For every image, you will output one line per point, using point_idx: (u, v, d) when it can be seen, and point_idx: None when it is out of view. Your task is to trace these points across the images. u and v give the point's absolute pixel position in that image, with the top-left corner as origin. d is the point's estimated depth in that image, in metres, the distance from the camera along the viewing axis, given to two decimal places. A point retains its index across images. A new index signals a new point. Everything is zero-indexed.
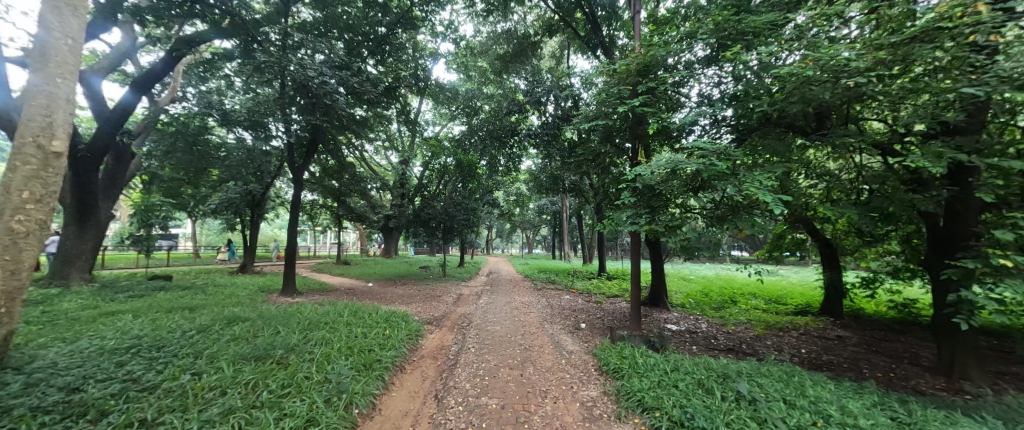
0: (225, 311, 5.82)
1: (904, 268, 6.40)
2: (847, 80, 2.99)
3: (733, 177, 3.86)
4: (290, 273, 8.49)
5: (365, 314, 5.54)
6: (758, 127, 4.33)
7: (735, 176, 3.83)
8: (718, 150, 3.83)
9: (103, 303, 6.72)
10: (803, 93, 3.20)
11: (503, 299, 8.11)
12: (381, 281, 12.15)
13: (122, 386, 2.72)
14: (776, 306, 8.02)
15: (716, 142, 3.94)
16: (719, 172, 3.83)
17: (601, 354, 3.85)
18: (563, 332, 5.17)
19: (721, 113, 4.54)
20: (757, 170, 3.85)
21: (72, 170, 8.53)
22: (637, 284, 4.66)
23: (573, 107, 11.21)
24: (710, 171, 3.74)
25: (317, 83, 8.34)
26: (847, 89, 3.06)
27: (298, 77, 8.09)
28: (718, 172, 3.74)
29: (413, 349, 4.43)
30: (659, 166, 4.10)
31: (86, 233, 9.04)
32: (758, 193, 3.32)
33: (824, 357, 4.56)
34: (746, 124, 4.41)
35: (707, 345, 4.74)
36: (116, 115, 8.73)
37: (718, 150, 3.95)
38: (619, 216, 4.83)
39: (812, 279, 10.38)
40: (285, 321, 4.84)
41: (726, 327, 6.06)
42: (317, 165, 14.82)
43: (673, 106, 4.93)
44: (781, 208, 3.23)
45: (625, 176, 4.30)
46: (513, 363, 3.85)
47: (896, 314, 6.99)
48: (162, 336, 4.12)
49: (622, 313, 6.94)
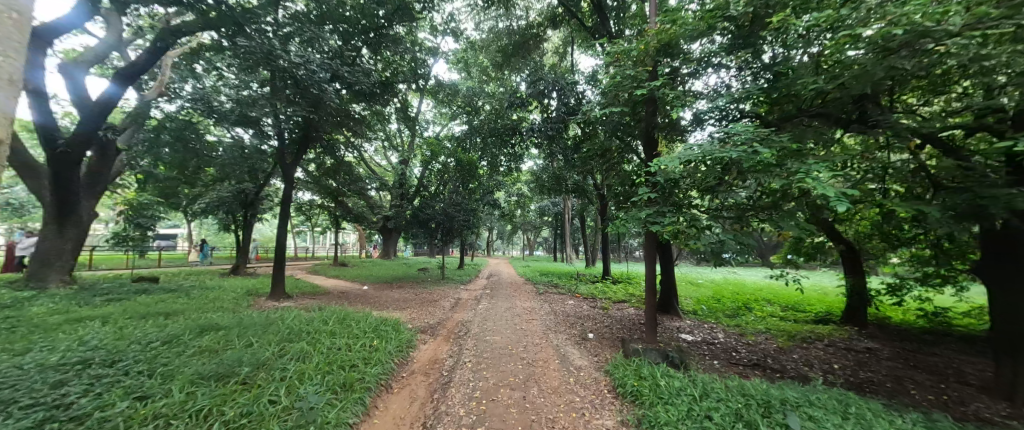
0: (202, 318, 5.37)
1: (934, 273, 5.94)
2: (936, 45, 2.59)
3: (777, 168, 3.36)
4: (280, 275, 8.06)
5: (353, 322, 5.09)
6: (792, 114, 3.94)
7: (779, 167, 3.35)
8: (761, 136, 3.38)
9: (76, 308, 6.27)
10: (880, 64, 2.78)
11: (503, 304, 7.66)
12: (377, 284, 11.72)
13: (44, 415, 2.27)
14: (794, 313, 7.54)
15: (757, 128, 3.50)
16: (760, 162, 3.36)
17: (614, 374, 3.37)
18: (569, 344, 4.71)
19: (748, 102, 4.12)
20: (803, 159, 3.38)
21: (51, 165, 8.07)
22: (651, 292, 4.16)
23: (577, 104, 10.84)
24: (754, 160, 3.23)
25: (304, 72, 7.85)
26: (929, 57, 2.67)
27: (286, 67, 7.63)
28: (761, 161, 3.25)
29: (403, 363, 3.98)
30: (689, 155, 3.60)
31: (66, 233, 8.64)
32: (819, 186, 2.84)
33: (861, 374, 4.09)
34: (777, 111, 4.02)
35: (732, 360, 4.25)
36: (98, 108, 8.29)
37: (757, 135, 3.50)
38: (633, 215, 4.38)
39: (827, 284, 9.88)
40: (264, 331, 4.39)
41: (747, 338, 5.55)
42: (313, 164, 14.43)
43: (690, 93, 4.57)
44: (845, 205, 2.79)
45: (650, 165, 3.77)
46: (514, 383, 3.37)
47: (926, 323, 6.49)
48: (120, 348, 3.66)
49: (631, 321, 6.48)
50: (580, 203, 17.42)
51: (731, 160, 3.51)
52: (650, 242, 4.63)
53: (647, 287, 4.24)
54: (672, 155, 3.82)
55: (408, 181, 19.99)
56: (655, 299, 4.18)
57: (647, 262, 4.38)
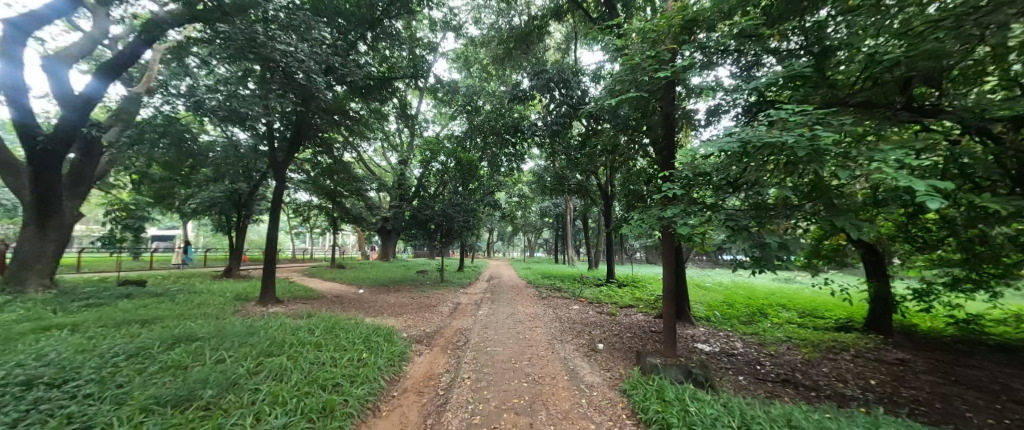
0: (181, 325, 4.99)
1: (966, 278, 5.54)
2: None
3: (839, 155, 2.86)
4: (270, 278, 7.68)
5: (344, 330, 4.72)
6: (837, 98, 3.49)
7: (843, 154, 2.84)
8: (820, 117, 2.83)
9: (48, 315, 5.85)
10: (963, 24, 2.52)
11: (504, 309, 7.26)
12: (373, 287, 11.34)
13: None
14: (811, 319, 7.14)
15: (811, 108, 2.99)
16: (818, 147, 2.82)
17: (633, 396, 2.98)
18: (577, 356, 4.30)
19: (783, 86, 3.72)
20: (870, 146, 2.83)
21: (30, 163, 7.70)
22: (669, 300, 3.77)
23: (581, 101, 10.50)
24: (814, 144, 2.68)
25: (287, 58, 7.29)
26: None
27: (271, 55, 7.13)
28: (823, 147, 2.71)
29: (394, 380, 3.57)
30: (730, 141, 3.13)
31: (46, 235, 8.25)
32: (905, 174, 2.34)
33: (905, 393, 3.67)
34: (817, 95, 3.57)
35: (759, 376, 3.86)
36: (79, 103, 7.90)
37: (813, 117, 2.96)
38: (649, 215, 4.00)
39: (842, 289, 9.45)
40: (243, 342, 4.01)
41: (768, 349, 5.14)
42: (309, 163, 14.08)
43: (711, 83, 4.28)
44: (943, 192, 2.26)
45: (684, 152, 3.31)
46: (519, 406, 2.96)
47: (958, 331, 6.07)
48: (78, 364, 3.28)
49: (642, 328, 6.07)
50: (582, 204, 17.03)
51: (780, 147, 3.03)
52: (667, 244, 4.20)
53: (665, 294, 3.85)
54: (708, 143, 3.34)
55: (407, 181, 19.62)
56: (674, 308, 3.79)
57: (664, 267, 3.98)
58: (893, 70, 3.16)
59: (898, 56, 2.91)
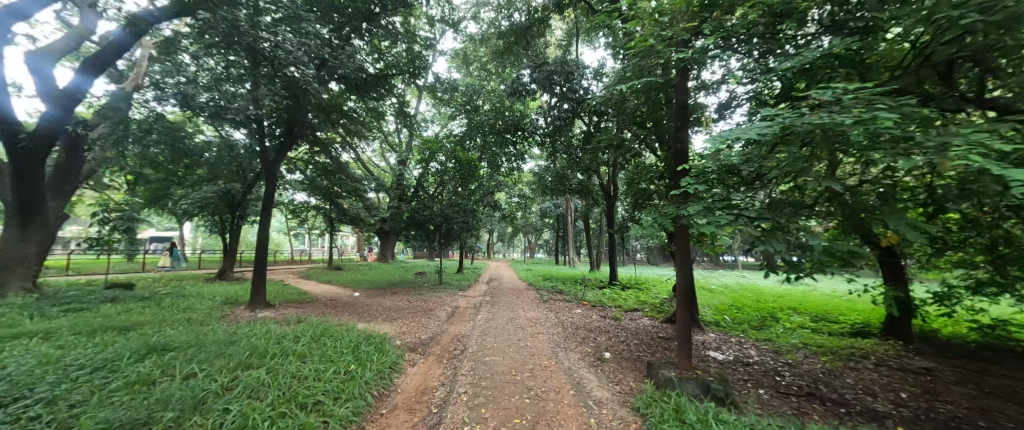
0: (160, 333, 4.69)
1: (993, 281, 5.25)
2: None
3: (894, 142, 2.48)
4: (260, 281, 7.39)
5: (333, 339, 4.43)
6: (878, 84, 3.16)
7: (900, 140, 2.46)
8: (878, 98, 2.43)
9: (23, 321, 5.54)
10: None
11: (504, 314, 6.96)
12: (370, 290, 11.04)
13: None
14: (825, 324, 6.84)
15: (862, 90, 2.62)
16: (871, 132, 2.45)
17: (649, 416, 2.70)
18: (582, 366, 4.00)
19: (816, 70, 3.38)
20: (937, 132, 2.43)
21: (11, 161, 7.41)
22: (686, 309, 3.45)
23: (583, 98, 10.19)
24: (870, 126, 2.31)
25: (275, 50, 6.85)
26: None
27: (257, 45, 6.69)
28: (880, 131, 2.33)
29: (384, 395, 3.26)
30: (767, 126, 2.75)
31: (29, 235, 7.98)
32: (987, 160, 1.96)
33: (942, 408, 3.37)
34: (856, 80, 3.22)
35: (780, 389, 3.57)
36: (63, 99, 7.61)
37: (863, 100, 2.58)
38: (661, 215, 3.71)
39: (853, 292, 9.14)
40: (222, 352, 3.71)
41: (784, 357, 4.85)
42: (305, 163, 13.79)
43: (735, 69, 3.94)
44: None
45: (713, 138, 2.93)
46: (521, 426, 2.66)
47: (982, 337, 5.76)
48: (35, 379, 2.98)
49: (649, 335, 5.77)
50: (584, 205, 16.75)
51: (825, 132, 2.65)
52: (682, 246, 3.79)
53: (680, 301, 3.52)
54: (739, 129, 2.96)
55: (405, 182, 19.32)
56: (692, 317, 3.46)
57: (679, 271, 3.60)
58: (942, 52, 2.83)
59: (959, 30, 2.55)
